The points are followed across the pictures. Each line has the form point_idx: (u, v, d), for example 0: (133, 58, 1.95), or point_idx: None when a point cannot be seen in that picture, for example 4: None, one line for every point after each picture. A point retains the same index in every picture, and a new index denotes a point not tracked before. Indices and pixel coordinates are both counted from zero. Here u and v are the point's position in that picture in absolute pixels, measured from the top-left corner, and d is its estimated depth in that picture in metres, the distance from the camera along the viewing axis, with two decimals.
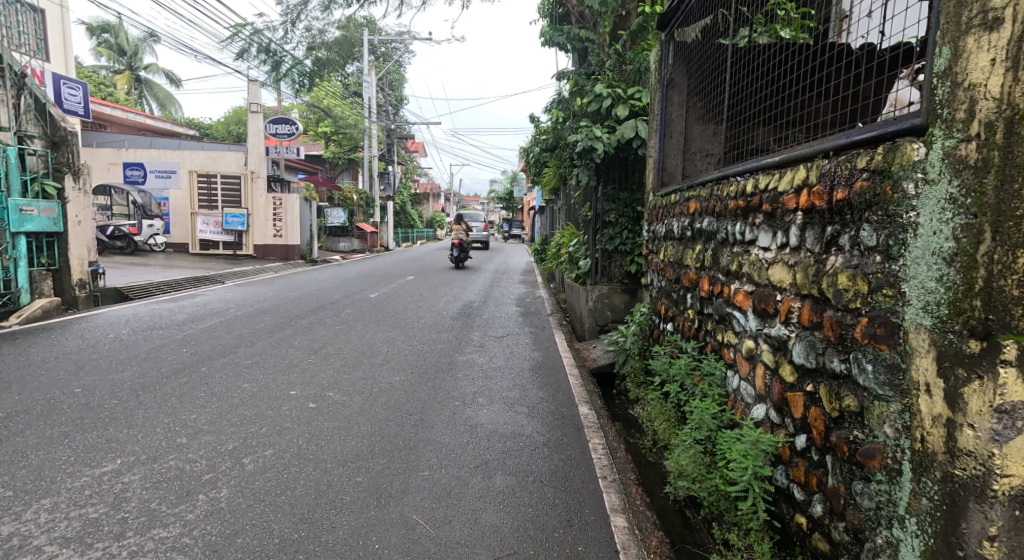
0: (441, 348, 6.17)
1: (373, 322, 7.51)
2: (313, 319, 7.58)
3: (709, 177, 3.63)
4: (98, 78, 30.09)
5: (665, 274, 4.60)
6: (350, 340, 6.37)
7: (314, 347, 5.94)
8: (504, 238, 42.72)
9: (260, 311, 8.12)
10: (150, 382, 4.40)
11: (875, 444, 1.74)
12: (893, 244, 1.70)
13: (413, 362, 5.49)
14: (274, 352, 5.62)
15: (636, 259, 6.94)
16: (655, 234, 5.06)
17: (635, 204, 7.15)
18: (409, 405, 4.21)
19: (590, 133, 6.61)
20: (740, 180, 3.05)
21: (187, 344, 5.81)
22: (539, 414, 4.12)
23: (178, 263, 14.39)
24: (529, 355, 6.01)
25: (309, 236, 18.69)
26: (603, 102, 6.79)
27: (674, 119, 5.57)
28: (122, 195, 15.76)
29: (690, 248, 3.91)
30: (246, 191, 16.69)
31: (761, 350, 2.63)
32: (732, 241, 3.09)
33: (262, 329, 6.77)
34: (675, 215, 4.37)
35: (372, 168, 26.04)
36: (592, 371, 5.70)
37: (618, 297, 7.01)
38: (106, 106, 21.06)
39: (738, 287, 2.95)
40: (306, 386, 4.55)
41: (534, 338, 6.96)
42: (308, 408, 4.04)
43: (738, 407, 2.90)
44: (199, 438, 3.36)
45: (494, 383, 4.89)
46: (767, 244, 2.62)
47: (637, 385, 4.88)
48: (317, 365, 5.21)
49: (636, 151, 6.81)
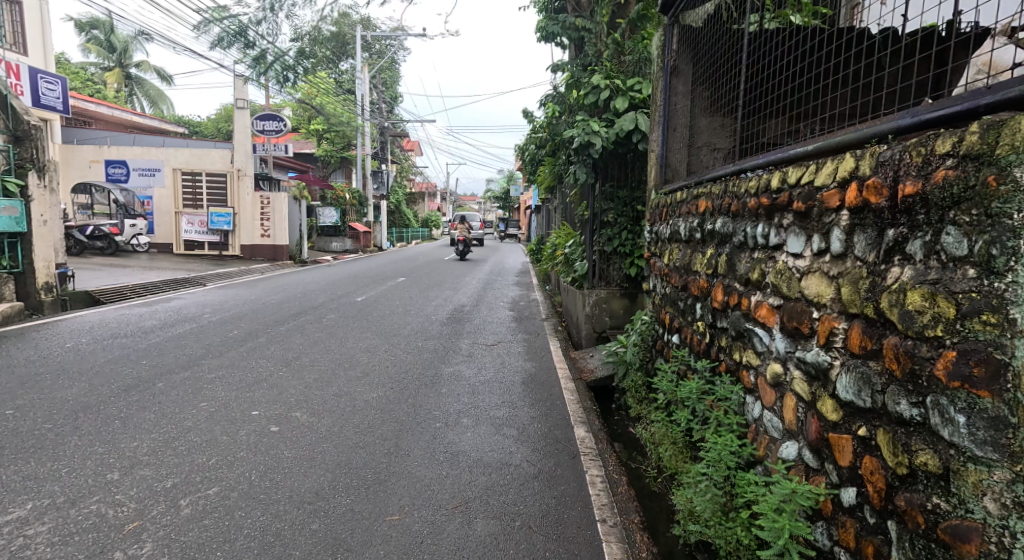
0: (426, 358, 5.73)
1: (356, 329, 7.05)
2: (292, 325, 7.12)
3: (722, 171, 3.19)
4: (85, 75, 29.55)
5: (670, 280, 4.16)
6: (328, 350, 5.91)
7: (288, 358, 5.49)
8: (501, 238, 42.27)
9: (236, 317, 7.66)
10: (95, 402, 3.95)
11: (971, 521, 1.32)
12: (998, 254, 1.29)
13: (394, 375, 5.04)
14: (242, 365, 5.17)
15: (636, 262, 6.51)
16: (658, 236, 4.62)
17: (636, 203, 6.72)
18: (384, 429, 3.76)
19: (587, 127, 6.19)
20: (761, 174, 2.62)
21: (149, 355, 5.36)
22: (530, 439, 3.68)
23: (160, 265, 13.89)
24: (521, 367, 5.56)
25: (299, 237, 18.24)
26: (601, 93, 6.37)
27: (677, 111, 5.13)
28: (103, 194, 15.26)
29: (699, 252, 3.47)
30: (233, 189, 16.29)
31: (792, 377, 2.20)
32: (751, 245, 2.66)
33: (234, 337, 6.30)
34: (680, 215, 3.93)
35: (366, 167, 25.52)
36: (589, 384, 5.26)
37: (618, 301, 6.56)
38: (90, 103, 20.51)
39: (760, 299, 2.51)
40: (271, 405, 4.10)
41: (527, 346, 6.52)
42: (269, 432, 3.60)
43: (760, 441, 2.47)
44: (135, 473, 2.91)
45: (481, 400, 4.44)
46: (799, 250, 2.19)
47: (638, 401, 4.45)
48: (287, 380, 4.76)
49: (636, 147, 6.37)
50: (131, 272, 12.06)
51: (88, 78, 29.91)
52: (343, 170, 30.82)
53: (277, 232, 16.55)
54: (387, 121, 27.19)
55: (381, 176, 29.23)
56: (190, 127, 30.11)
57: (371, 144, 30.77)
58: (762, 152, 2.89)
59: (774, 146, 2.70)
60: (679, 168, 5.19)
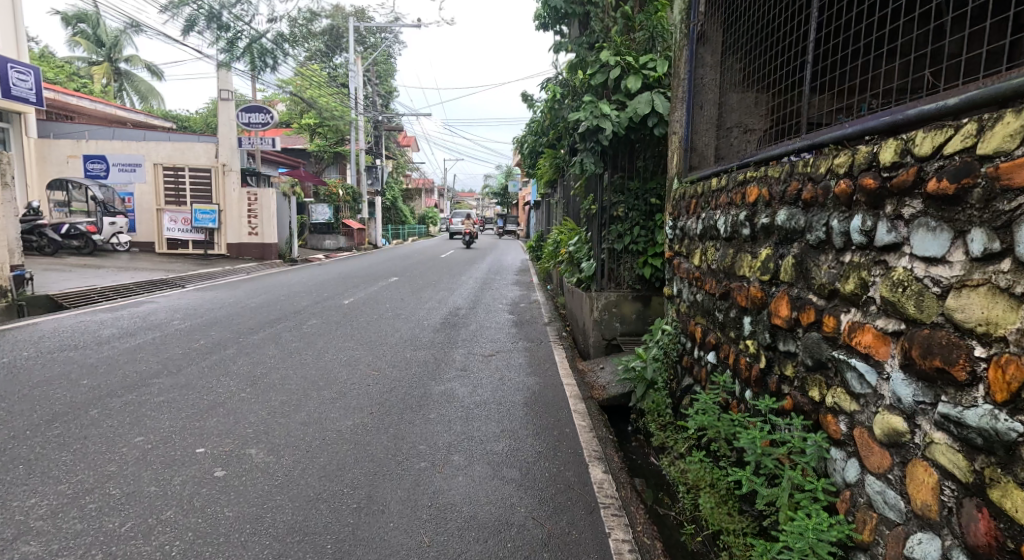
0: (416, 374, 5.00)
1: (339, 338, 6.32)
2: (268, 334, 6.39)
3: (781, 150, 2.50)
4: (71, 69, 28.63)
5: (702, 286, 3.45)
6: (304, 365, 5.19)
7: (256, 375, 4.78)
8: (499, 234, 41.36)
9: (209, 324, 6.95)
10: (7, 438, 3.24)
11: None
12: None
13: (376, 397, 4.34)
14: (201, 384, 4.44)
15: (650, 260, 5.82)
16: (684, 232, 3.93)
17: (649, 196, 5.98)
18: (355, 473, 3.05)
19: (596, 109, 5.49)
20: (857, 147, 1.91)
21: (94, 372, 4.65)
22: (535, 486, 2.99)
23: (140, 265, 13.15)
24: (523, 383, 4.83)
25: (289, 235, 17.49)
26: (610, 71, 5.66)
27: (705, 86, 4.38)
28: (81, 190, 14.50)
29: (747, 253, 2.77)
30: (216, 185, 15.57)
31: (925, 439, 1.50)
32: (840, 243, 1.95)
33: (199, 349, 5.58)
34: (718, 207, 3.21)
35: (360, 162, 24.66)
36: (601, 403, 4.56)
37: (629, 305, 5.88)
38: (71, 95, 19.72)
39: (858, 319, 1.81)
40: (223, 439, 3.39)
41: (529, 357, 5.82)
42: (211, 479, 2.88)
43: (862, 520, 1.76)
44: (16, 549, 2.23)
45: (476, 428, 3.74)
46: (940, 253, 1.48)
47: (662, 428, 3.78)
48: (249, 404, 4.04)
49: (651, 132, 5.66)
50: (104, 273, 11.32)
51: (74, 73, 29.04)
52: (338, 166, 29.96)
53: (265, 229, 15.91)
54: (383, 115, 26.41)
55: (376, 172, 28.35)
56: (179, 122, 29.25)
57: (366, 139, 29.97)
58: (841, 122, 2.21)
59: (864, 113, 2.02)
60: (706, 153, 4.44)
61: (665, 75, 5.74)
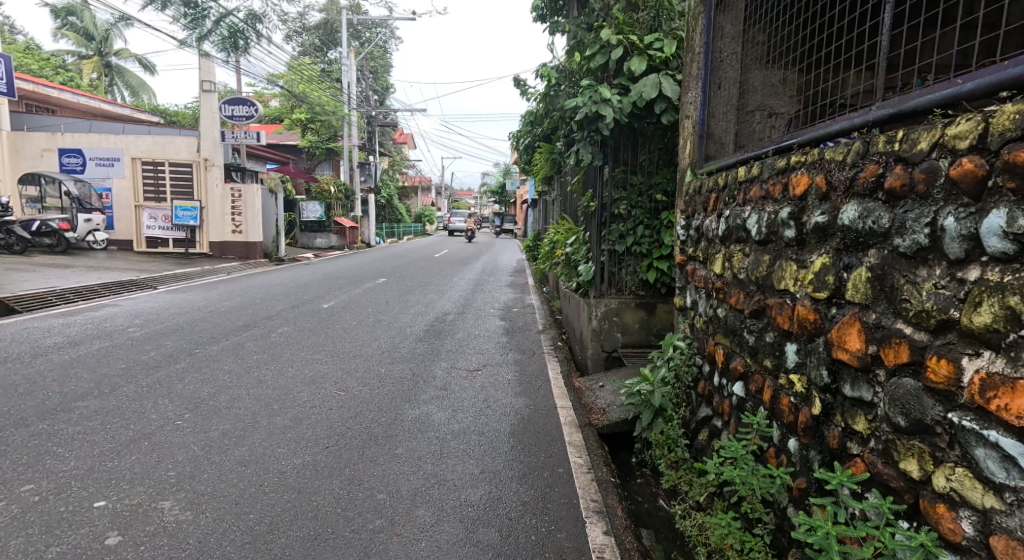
0: (387, 395, 4.35)
1: (307, 349, 5.67)
2: (229, 345, 5.74)
3: (845, 124, 1.85)
4: (57, 62, 27.72)
5: (726, 299, 2.82)
6: (260, 382, 4.54)
7: (201, 396, 4.14)
8: (496, 233, 40.59)
9: (167, 332, 6.30)
10: None
11: None
12: None
13: (337, 424, 3.72)
14: (130, 408, 3.80)
15: (655, 263, 5.21)
16: (701, 232, 3.28)
17: (655, 191, 5.32)
18: (289, 537, 2.42)
19: (595, 94, 4.85)
20: (989, 110, 1.29)
21: (14, 392, 4.02)
22: (515, 556, 2.36)
23: (114, 265, 12.50)
24: (511, 406, 4.19)
25: (276, 232, 16.89)
26: (611, 52, 5.04)
27: (723, 61, 3.69)
28: (54, 185, 13.82)
29: (792, 261, 2.13)
30: (199, 179, 14.94)
31: None
32: (961, 252, 1.31)
33: (145, 363, 4.94)
34: (748, 202, 2.56)
35: (353, 159, 23.92)
36: (601, 431, 3.93)
37: (631, 314, 5.29)
38: (52, 88, 19.10)
39: (1000, 370, 1.20)
40: (136, 485, 2.78)
41: (519, 371, 5.20)
42: (101, 549, 2.26)
43: None
44: None
45: (449, 468, 3.12)
46: None
47: (674, 466, 3.18)
48: (182, 436, 3.40)
49: (658, 121, 5.04)
50: (72, 273, 10.67)
51: (62, 67, 28.14)
52: (332, 163, 29.23)
53: (251, 227, 15.32)
54: (378, 111, 25.75)
55: (370, 169, 27.75)
56: (166, 117, 28.54)
57: (360, 135, 29.23)
58: (941, 83, 1.58)
59: (986, 65, 1.41)
60: (724, 140, 3.72)
61: (673, 57, 5.09)
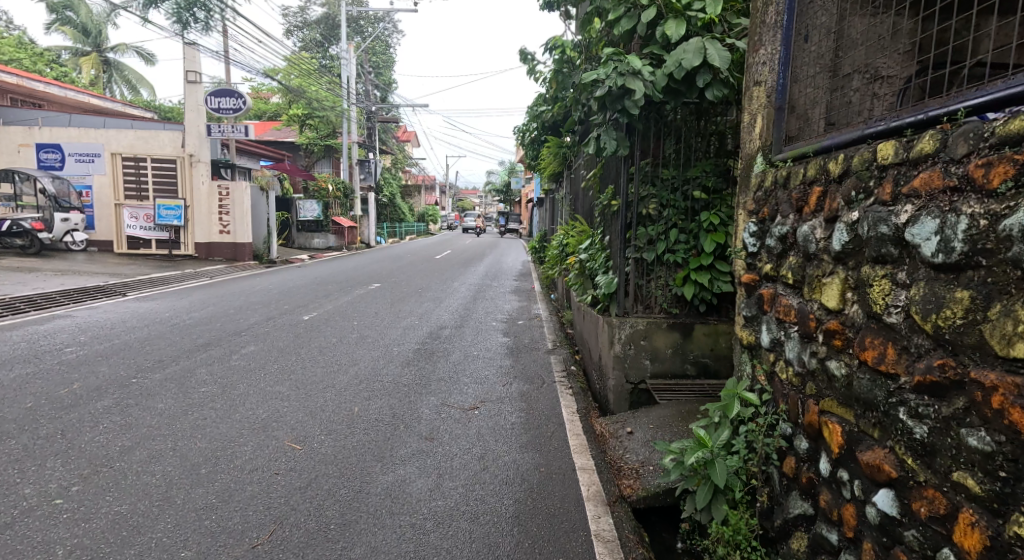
0: (355, 450, 3.36)
1: (269, 379, 4.67)
2: (176, 372, 4.75)
3: None
4: (53, 57, 26.76)
5: (850, 350, 1.82)
6: (196, 430, 3.54)
7: (108, 454, 3.13)
8: (501, 232, 39.40)
9: (108, 354, 5.30)
10: None
11: None
12: None
13: (275, 502, 2.71)
14: (3, 477, 2.81)
15: (693, 276, 4.17)
16: (792, 238, 2.27)
17: (691, 187, 4.23)
18: None
19: (623, 64, 3.82)
20: None
21: None
22: None
23: (89, 268, 11.56)
24: (514, 469, 3.18)
25: (267, 233, 15.93)
26: (641, 14, 4.02)
27: (811, 3, 2.62)
28: (30, 182, 12.74)
29: None
30: (184, 177, 14.03)
31: None
32: None
33: (61, 401, 3.95)
34: (907, 199, 1.57)
35: (352, 154, 22.40)
36: (633, 506, 2.89)
37: (661, 338, 4.29)
38: (38, 81, 18.19)
39: None
40: None
41: (524, 410, 4.19)
42: None
43: None
44: None
45: None
46: None
47: None
48: (50, 529, 2.40)
49: (700, 99, 3.98)
50: (34, 278, 9.72)
51: (57, 63, 27.20)
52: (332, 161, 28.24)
53: (238, 227, 14.31)
54: (379, 107, 24.66)
55: (370, 167, 26.88)
56: (162, 114, 27.57)
57: (361, 132, 28.20)
58: None
59: None
60: (811, 114, 2.61)
61: (717, 19, 4.04)
